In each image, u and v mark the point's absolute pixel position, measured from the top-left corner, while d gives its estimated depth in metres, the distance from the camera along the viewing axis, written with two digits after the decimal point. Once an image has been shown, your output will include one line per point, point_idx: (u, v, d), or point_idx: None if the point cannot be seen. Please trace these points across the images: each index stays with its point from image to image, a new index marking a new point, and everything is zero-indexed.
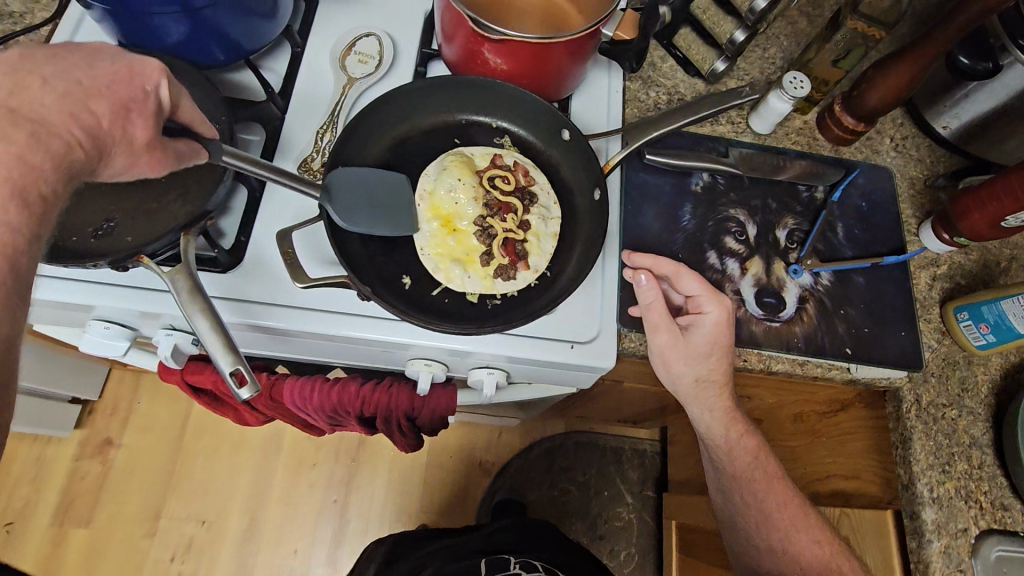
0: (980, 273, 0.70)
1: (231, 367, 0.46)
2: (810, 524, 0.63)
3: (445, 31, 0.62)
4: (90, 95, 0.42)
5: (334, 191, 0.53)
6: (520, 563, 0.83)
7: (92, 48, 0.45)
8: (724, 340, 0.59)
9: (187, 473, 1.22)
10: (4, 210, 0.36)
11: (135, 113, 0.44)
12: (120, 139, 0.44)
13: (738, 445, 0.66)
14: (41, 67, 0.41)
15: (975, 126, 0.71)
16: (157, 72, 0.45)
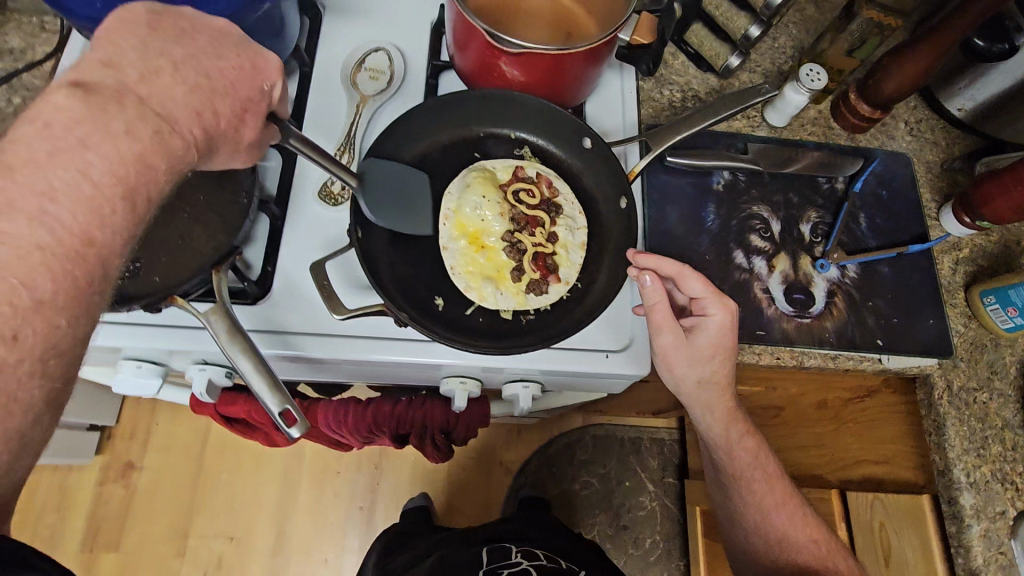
0: (1001, 255, 0.70)
1: (280, 407, 0.46)
2: (808, 523, 0.64)
3: (457, 42, 0.60)
4: (216, 91, 0.41)
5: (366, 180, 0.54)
6: (521, 552, 0.76)
7: (217, 32, 0.43)
8: (727, 342, 0.57)
9: (211, 491, 1.19)
10: (110, 213, 0.35)
11: (250, 114, 0.44)
12: (230, 138, 0.43)
13: (741, 445, 0.65)
14: (173, 52, 0.40)
15: (990, 106, 0.70)
16: (276, 75, 0.45)
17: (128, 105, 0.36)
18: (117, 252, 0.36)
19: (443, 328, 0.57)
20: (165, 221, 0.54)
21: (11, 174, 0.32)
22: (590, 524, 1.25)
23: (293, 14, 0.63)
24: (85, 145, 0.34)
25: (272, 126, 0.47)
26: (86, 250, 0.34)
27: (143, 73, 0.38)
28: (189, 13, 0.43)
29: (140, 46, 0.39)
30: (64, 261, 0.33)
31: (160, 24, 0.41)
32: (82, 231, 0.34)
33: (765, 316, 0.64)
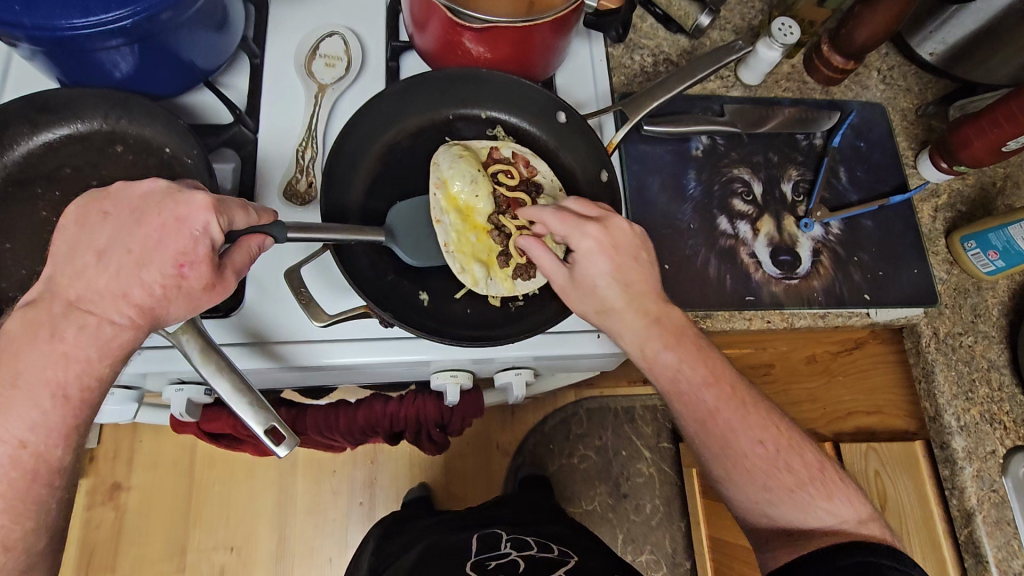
0: (979, 198, 0.71)
1: (264, 425, 0.42)
2: (756, 417, 0.53)
3: (416, 21, 0.57)
4: (143, 263, 0.43)
5: (394, 232, 0.56)
6: (511, 542, 0.67)
7: (144, 195, 0.44)
8: (608, 268, 0.52)
9: (206, 502, 1.17)
10: (41, 416, 0.41)
11: (189, 264, 0.43)
12: (177, 295, 0.44)
13: (668, 351, 0.53)
14: (98, 242, 0.43)
15: (961, 49, 0.69)
16: (204, 208, 0.43)
17: (58, 309, 0.42)
18: (56, 444, 0.42)
19: (431, 323, 0.55)
20: None
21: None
22: (590, 496, 1.26)
23: (236, 3, 0.59)
24: (17, 357, 0.41)
25: (251, 236, 0.45)
26: (19, 453, 0.41)
27: (71, 273, 0.43)
28: (117, 188, 0.45)
29: (71, 248, 0.43)
30: (1, 468, 0.40)
31: (86, 215, 0.44)
32: (14, 439, 0.40)
33: (753, 281, 0.63)
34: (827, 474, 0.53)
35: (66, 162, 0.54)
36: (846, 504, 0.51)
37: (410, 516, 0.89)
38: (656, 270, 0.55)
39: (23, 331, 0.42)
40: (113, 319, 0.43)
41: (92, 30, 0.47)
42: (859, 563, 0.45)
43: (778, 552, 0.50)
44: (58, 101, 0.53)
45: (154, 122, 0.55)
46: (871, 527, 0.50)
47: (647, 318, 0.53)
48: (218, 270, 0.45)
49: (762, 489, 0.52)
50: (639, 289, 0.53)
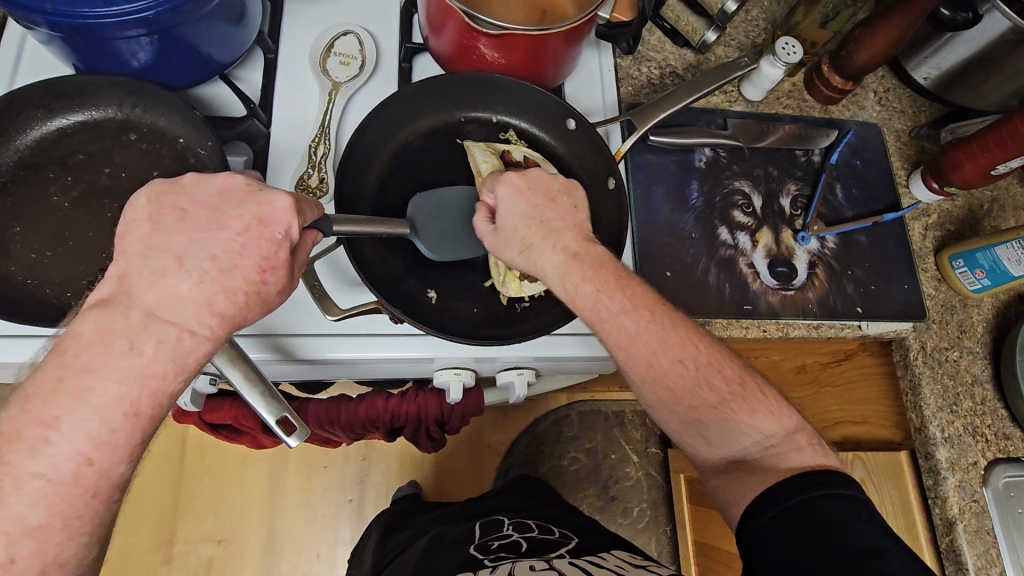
0: (966, 218, 0.73)
1: (277, 415, 0.42)
2: (676, 338, 0.49)
3: (433, 24, 0.58)
4: (226, 270, 0.42)
5: (417, 224, 0.56)
6: (513, 524, 0.68)
7: (220, 194, 0.44)
8: (525, 209, 0.53)
9: (194, 495, 1.16)
10: (105, 435, 0.38)
11: (269, 269, 0.44)
12: (257, 300, 0.44)
13: (588, 282, 0.50)
14: (178, 245, 0.42)
15: (954, 74, 0.72)
16: (287, 212, 0.44)
17: (135, 318, 0.40)
18: (120, 461, 0.38)
19: (438, 322, 0.56)
20: None
21: (24, 404, 0.37)
22: (578, 497, 1.27)
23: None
24: (85, 368, 0.38)
25: (309, 233, 0.46)
26: (84, 472, 0.37)
27: (150, 277, 0.41)
28: (191, 185, 0.44)
29: (146, 250, 0.42)
30: (58, 489, 0.36)
31: (161, 215, 0.43)
32: (79, 455, 0.37)
33: (752, 291, 0.65)
34: (749, 388, 0.49)
35: (79, 148, 0.55)
36: (767, 417, 0.49)
37: (412, 511, 0.89)
38: (580, 213, 0.54)
39: (95, 338, 0.39)
40: (193, 329, 0.41)
41: (113, 19, 0.47)
42: (803, 504, 0.42)
43: (727, 488, 0.47)
44: (74, 89, 0.53)
45: (168, 111, 0.55)
46: (797, 439, 0.48)
47: (567, 251, 0.51)
48: (293, 274, 0.46)
49: (695, 408, 0.49)
50: (557, 225, 0.52)
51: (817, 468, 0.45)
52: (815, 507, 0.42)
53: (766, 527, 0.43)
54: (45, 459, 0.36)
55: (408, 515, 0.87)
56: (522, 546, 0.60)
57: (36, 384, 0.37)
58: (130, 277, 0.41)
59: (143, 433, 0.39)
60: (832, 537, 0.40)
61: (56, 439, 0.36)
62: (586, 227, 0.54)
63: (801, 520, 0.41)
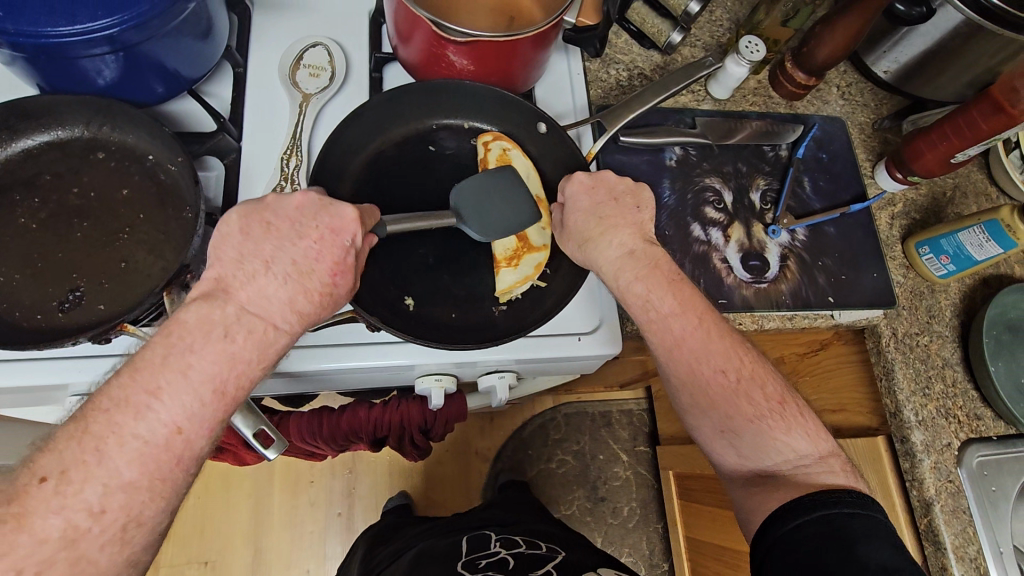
0: (930, 206, 0.76)
1: (254, 428, 0.44)
2: (721, 348, 0.52)
3: (401, 34, 0.59)
4: (306, 275, 0.45)
5: (462, 212, 0.57)
6: (501, 541, 0.68)
7: (298, 207, 0.47)
8: (586, 202, 0.56)
9: (178, 516, 1.14)
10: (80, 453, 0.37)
11: (340, 273, 0.46)
12: (330, 303, 0.46)
13: (641, 280, 0.53)
14: (266, 250, 0.44)
15: (911, 68, 0.74)
16: (354, 220, 0.47)
17: (230, 312, 0.42)
18: (203, 435, 0.40)
19: (418, 328, 0.56)
20: (103, 248, 0.52)
21: (134, 373, 0.38)
22: (568, 500, 1.27)
23: (220, 12, 0.59)
24: (189, 350, 0.40)
25: (369, 236, 0.49)
26: (173, 440, 0.38)
27: (243, 277, 0.43)
28: (272, 200, 0.47)
29: (240, 256, 0.44)
30: (155, 450, 0.38)
31: (250, 227, 0.45)
32: (171, 423, 0.38)
33: (725, 285, 0.66)
34: (787, 407, 0.52)
35: (46, 168, 0.54)
36: (805, 439, 0.51)
37: (399, 523, 0.89)
38: (642, 213, 0.56)
39: (196, 325, 0.40)
40: (277, 324, 0.43)
41: (77, 38, 0.47)
42: (827, 518, 0.45)
43: (754, 501, 0.50)
44: (38, 108, 0.53)
45: (137, 129, 0.55)
46: (830, 463, 0.50)
47: (623, 248, 0.54)
48: (359, 279, 0.48)
49: (733, 413, 0.52)
50: (618, 222, 0.55)
51: (844, 486, 0.48)
52: (840, 522, 0.44)
53: (788, 537, 0.45)
54: (17, 479, 0.36)
55: (396, 527, 0.87)
56: (508, 563, 0.60)
57: (142, 356, 0.39)
58: (227, 279, 0.43)
59: (225, 411, 0.41)
60: (850, 551, 0.42)
61: (157, 406, 0.38)
62: (646, 226, 0.56)
63: (820, 531, 0.44)
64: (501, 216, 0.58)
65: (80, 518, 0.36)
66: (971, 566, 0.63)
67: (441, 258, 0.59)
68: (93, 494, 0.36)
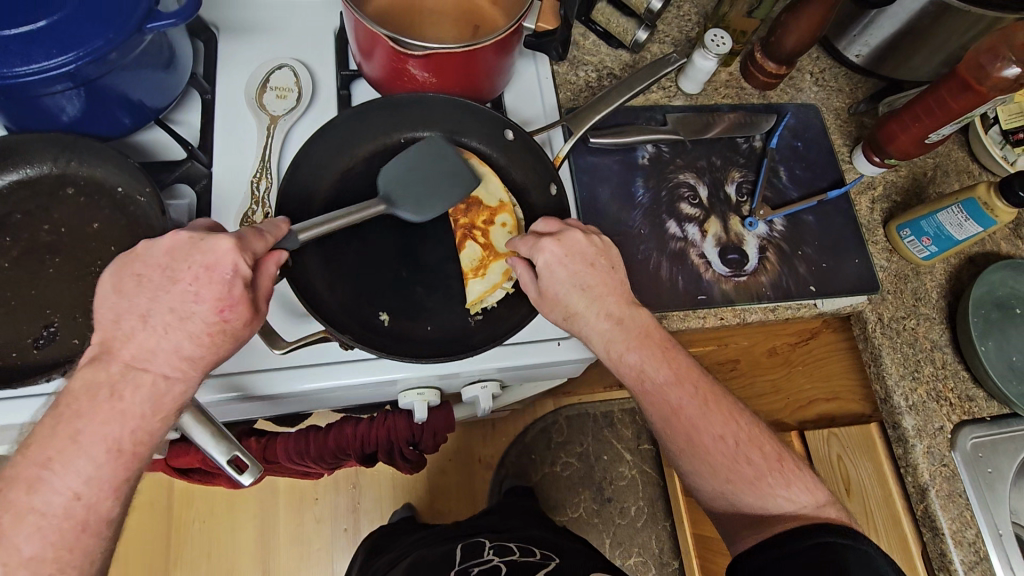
0: (911, 187, 0.75)
1: (228, 455, 0.44)
2: (718, 415, 0.54)
3: (362, 51, 0.59)
4: (184, 317, 0.45)
5: (393, 198, 0.58)
6: (494, 549, 0.68)
7: (168, 253, 0.46)
8: (563, 275, 0.54)
9: (185, 541, 1.15)
10: None
11: (229, 305, 0.45)
12: (231, 336, 0.46)
13: (634, 351, 0.54)
14: (139, 304, 0.45)
15: (883, 50, 0.74)
16: (229, 250, 0.45)
17: (115, 370, 0.44)
18: (107, 496, 0.42)
19: (395, 343, 0.56)
20: (74, 283, 0.53)
21: (27, 452, 0.42)
22: (575, 504, 1.26)
23: (182, 41, 0.60)
24: (77, 415, 0.42)
25: (270, 256, 0.48)
26: (72, 505, 0.41)
27: (125, 336, 0.44)
28: (142, 249, 0.46)
29: (116, 316, 0.45)
30: (53, 521, 0.40)
31: (124, 283, 0.46)
32: (68, 490, 0.41)
33: (704, 280, 0.66)
34: (786, 463, 0.53)
35: (16, 208, 0.54)
36: (803, 492, 0.52)
37: (396, 532, 0.89)
38: (619, 272, 0.56)
39: (82, 390, 0.43)
40: (167, 374, 0.45)
41: (34, 77, 0.47)
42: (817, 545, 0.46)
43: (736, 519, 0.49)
44: (5, 148, 0.53)
45: (104, 163, 0.55)
46: (829, 512, 0.51)
47: (612, 318, 0.54)
48: (257, 309, 0.47)
49: (734, 471, 0.53)
50: (602, 292, 0.55)
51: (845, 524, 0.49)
52: (833, 549, 0.45)
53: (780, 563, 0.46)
54: None
55: (394, 537, 0.87)
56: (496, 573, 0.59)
57: (35, 431, 0.42)
58: (110, 340, 0.44)
59: (127, 469, 0.43)
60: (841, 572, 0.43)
61: (48, 477, 0.41)
62: (626, 287, 0.56)
63: (815, 558, 0.45)
64: (432, 198, 0.59)
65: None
66: (971, 551, 0.62)
67: (413, 271, 0.60)
68: None
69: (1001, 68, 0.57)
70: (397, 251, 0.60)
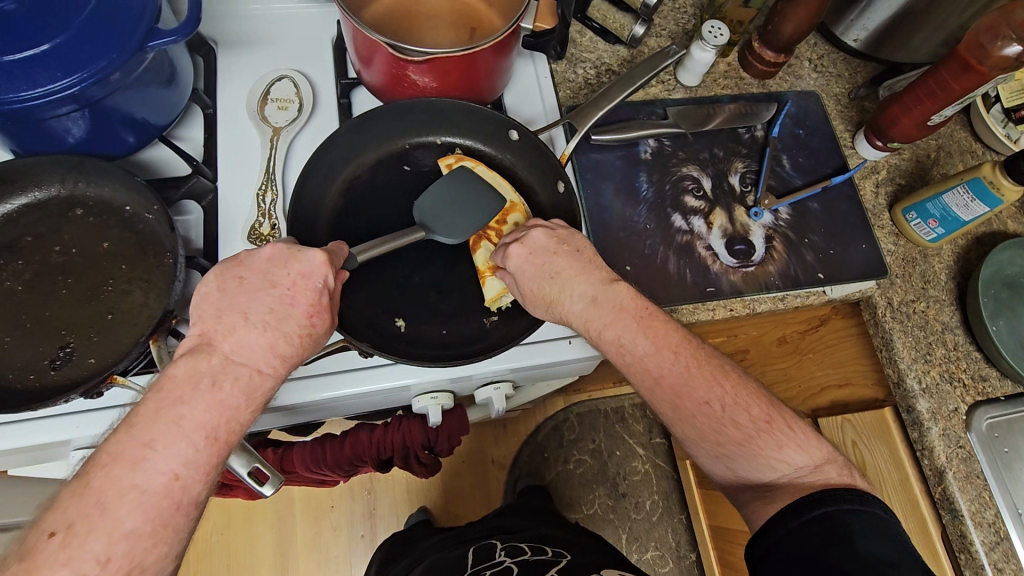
0: (915, 170, 0.75)
1: (249, 467, 0.45)
2: (702, 380, 0.51)
3: (361, 60, 0.59)
4: (282, 320, 0.47)
5: (428, 224, 0.59)
6: (507, 550, 0.68)
7: (267, 258, 0.49)
8: (529, 270, 0.55)
9: (205, 554, 1.15)
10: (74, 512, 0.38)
11: (318, 312, 0.48)
12: (310, 341, 0.49)
13: (611, 328, 0.53)
14: (240, 303, 0.46)
15: (881, 34, 0.73)
16: (323, 265, 0.49)
17: (217, 362, 0.44)
18: (200, 480, 0.41)
19: (408, 349, 0.56)
20: (88, 302, 0.53)
21: (129, 429, 0.40)
22: (589, 500, 1.27)
23: (183, 57, 0.60)
24: (180, 401, 0.41)
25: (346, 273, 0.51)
26: (172, 486, 0.39)
27: (224, 330, 0.45)
28: (243, 256, 0.49)
29: (217, 310, 0.46)
30: (152, 498, 0.38)
31: (226, 283, 0.47)
32: (168, 471, 0.39)
33: (712, 272, 0.66)
34: (774, 424, 0.50)
35: (26, 230, 0.55)
36: (797, 452, 0.49)
37: (413, 537, 0.90)
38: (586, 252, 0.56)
39: (184, 378, 0.42)
40: (261, 369, 0.46)
41: (41, 101, 0.48)
42: (824, 515, 0.43)
43: (756, 507, 0.48)
44: (14, 172, 0.54)
45: (112, 182, 0.55)
46: (827, 472, 0.48)
47: (586, 298, 0.54)
48: (336, 315, 0.50)
49: (724, 428, 0.50)
50: (569, 275, 0.54)
51: (848, 486, 0.46)
52: (837, 518, 0.43)
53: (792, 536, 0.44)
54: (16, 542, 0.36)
55: (409, 542, 0.88)
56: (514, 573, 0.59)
57: None
58: (211, 333, 0.45)
59: None
60: (850, 545, 0.41)
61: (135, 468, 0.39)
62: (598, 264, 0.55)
63: (824, 530, 0.43)
64: (461, 223, 0.59)
65: (88, 569, 0.36)
66: (990, 532, 0.62)
67: (423, 276, 0.60)
68: (99, 543, 0.36)
69: (1002, 47, 0.57)
70: (407, 258, 0.60)
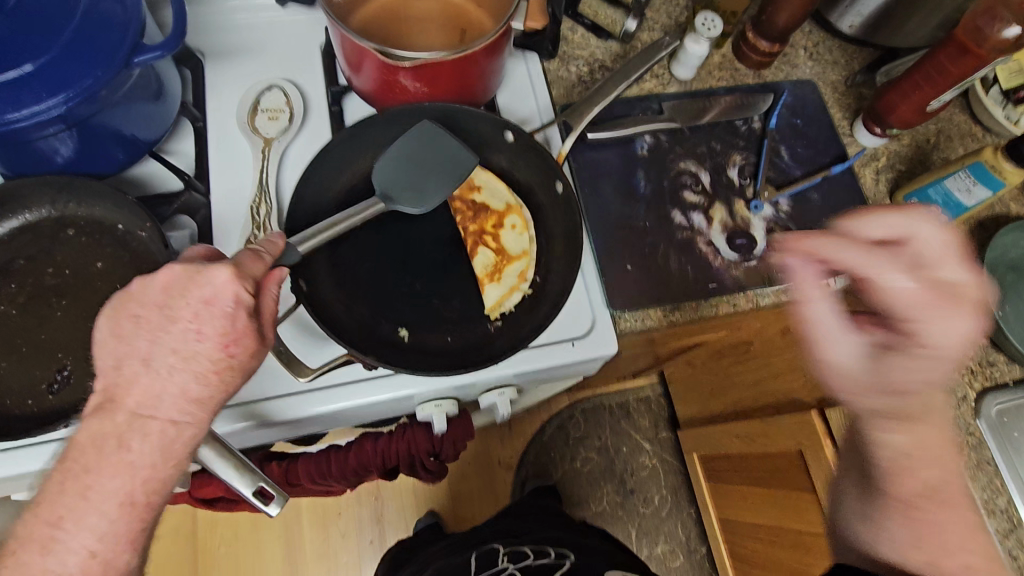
0: (916, 155, 0.74)
1: (252, 487, 0.43)
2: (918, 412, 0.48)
3: (351, 66, 0.58)
4: (191, 355, 0.44)
5: (391, 194, 0.58)
6: (510, 554, 0.67)
7: (165, 287, 0.45)
8: None
9: (213, 566, 1.15)
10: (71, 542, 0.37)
11: (232, 339, 0.45)
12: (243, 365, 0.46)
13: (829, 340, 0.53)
14: (141, 347, 0.44)
15: (876, 19, 0.73)
16: (229, 283, 0.44)
17: (121, 421, 0.42)
18: (123, 550, 0.41)
19: (411, 359, 0.56)
20: (82, 324, 0.52)
21: None
22: (597, 497, 1.26)
23: (169, 71, 0.60)
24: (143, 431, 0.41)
25: (272, 276, 0.47)
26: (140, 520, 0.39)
27: (131, 381, 0.43)
28: (136, 290, 0.45)
29: (116, 361, 0.44)
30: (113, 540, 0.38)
31: (121, 326, 0.44)
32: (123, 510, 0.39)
33: (714, 268, 0.65)
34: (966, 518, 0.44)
35: (17, 253, 0.54)
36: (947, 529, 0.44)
37: (420, 542, 0.89)
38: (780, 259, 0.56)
39: None
40: None
41: (28, 122, 0.47)
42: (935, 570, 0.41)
43: None
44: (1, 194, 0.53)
45: (103, 202, 0.55)
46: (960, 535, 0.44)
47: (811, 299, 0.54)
48: (260, 336, 0.47)
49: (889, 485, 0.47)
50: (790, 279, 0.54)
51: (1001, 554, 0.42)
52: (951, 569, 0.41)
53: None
54: None
55: (413, 548, 0.87)
56: None
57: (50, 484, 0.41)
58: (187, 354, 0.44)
59: None
60: None
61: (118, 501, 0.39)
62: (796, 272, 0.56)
63: None
64: (427, 188, 0.58)
65: None
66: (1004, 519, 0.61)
67: (422, 284, 0.59)
68: None
69: (1001, 29, 0.56)
70: (404, 266, 0.59)
